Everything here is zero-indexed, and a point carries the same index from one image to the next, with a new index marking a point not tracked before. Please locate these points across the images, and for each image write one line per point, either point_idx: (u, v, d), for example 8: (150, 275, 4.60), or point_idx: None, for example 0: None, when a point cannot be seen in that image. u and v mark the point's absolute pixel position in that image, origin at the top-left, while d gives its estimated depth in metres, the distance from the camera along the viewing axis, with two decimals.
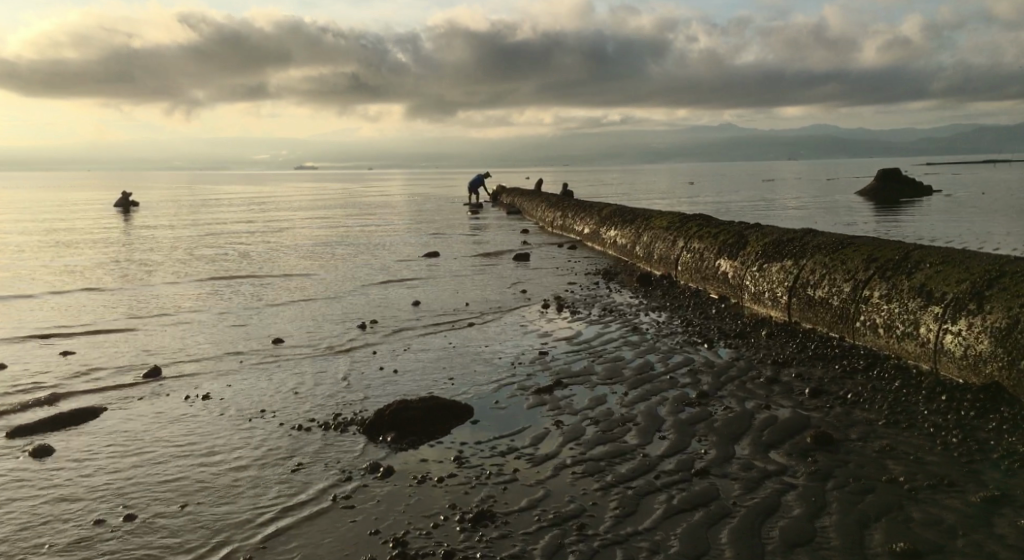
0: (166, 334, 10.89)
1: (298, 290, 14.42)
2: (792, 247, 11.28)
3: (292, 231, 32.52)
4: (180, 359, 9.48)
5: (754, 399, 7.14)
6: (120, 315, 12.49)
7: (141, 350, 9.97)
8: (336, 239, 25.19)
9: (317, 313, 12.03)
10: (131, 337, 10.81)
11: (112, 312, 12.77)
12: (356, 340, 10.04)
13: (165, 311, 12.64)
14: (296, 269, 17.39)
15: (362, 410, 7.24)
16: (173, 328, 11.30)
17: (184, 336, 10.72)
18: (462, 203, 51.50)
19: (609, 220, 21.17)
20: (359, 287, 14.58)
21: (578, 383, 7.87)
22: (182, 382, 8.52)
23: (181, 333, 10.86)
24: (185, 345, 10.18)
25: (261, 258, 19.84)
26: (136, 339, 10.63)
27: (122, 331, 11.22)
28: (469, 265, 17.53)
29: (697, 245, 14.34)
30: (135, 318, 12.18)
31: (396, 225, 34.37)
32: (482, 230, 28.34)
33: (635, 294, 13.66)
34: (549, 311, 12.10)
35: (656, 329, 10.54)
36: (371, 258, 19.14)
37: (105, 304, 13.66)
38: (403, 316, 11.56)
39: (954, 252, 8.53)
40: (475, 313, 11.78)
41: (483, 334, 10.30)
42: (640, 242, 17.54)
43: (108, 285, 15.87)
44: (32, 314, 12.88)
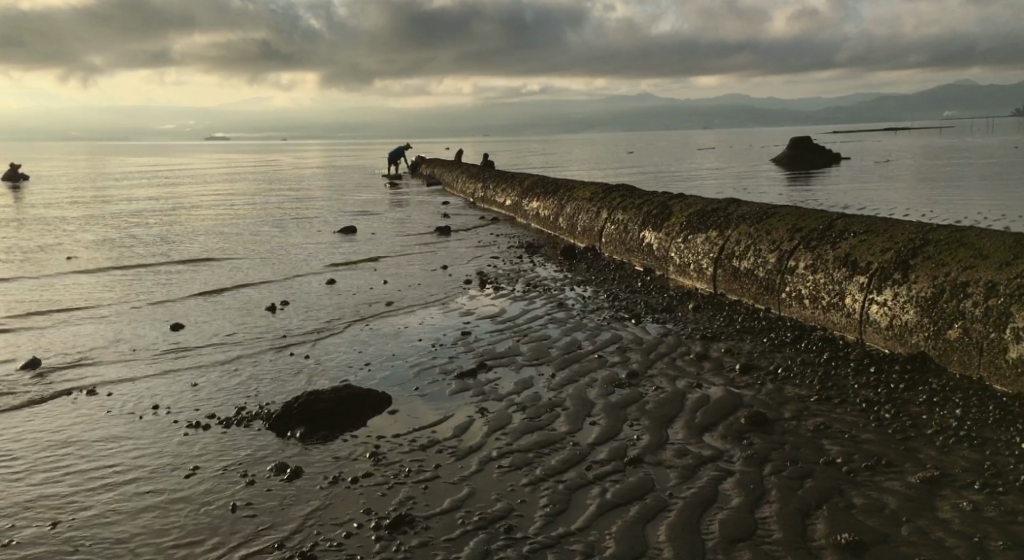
0: (53, 327, 9.99)
1: (203, 274, 13.56)
2: (716, 217, 11.14)
3: (200, 208, 31.00)
4: (67, 355, 8.66)
5: (685, 377, 6.91)
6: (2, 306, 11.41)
7: (23, 346, 9.09)
8: (248, 217, 24.04)
9: (223, 298, 11.28)
10: (12, 331, 9.87)
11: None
12: (265, 327, 9.38)
13: (53, 302, 11.66)
14: (202, 250, 16.38)
15: (270, 403, 6.66)
16: (62, 320, 10.40)
17: (72, 329, 9.85)
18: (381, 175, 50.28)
19: (531, 192, 20.80)
20: (270, 269, 13.82)
21: (503, 365, 7.48)
22: (68, 380, 7.75)
23: (69, 326, 9.98)
24: (74, 338, 9.33)
25: (165, 239, 18.65)
26: (17, 334, 9.71)
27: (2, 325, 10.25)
28: (388, 241, 16.91)
29: (621, 217, 14.12)
30: (18, 310, 11.17)
31: (311, 200, 33.17)
32: (402, 204, 27.57)
33: (560, 268, 13.36)
34: (472, 287, 11.68)
35: (582, 304, 10.25)
36: (285, 237, 18.28)
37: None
38: (317, 298, 10.94)
39: (877, 221, 8.49)
40: (394, 293, 11.24)
41: (402, 315, 9.80)
42: (562, 214, 17.24)
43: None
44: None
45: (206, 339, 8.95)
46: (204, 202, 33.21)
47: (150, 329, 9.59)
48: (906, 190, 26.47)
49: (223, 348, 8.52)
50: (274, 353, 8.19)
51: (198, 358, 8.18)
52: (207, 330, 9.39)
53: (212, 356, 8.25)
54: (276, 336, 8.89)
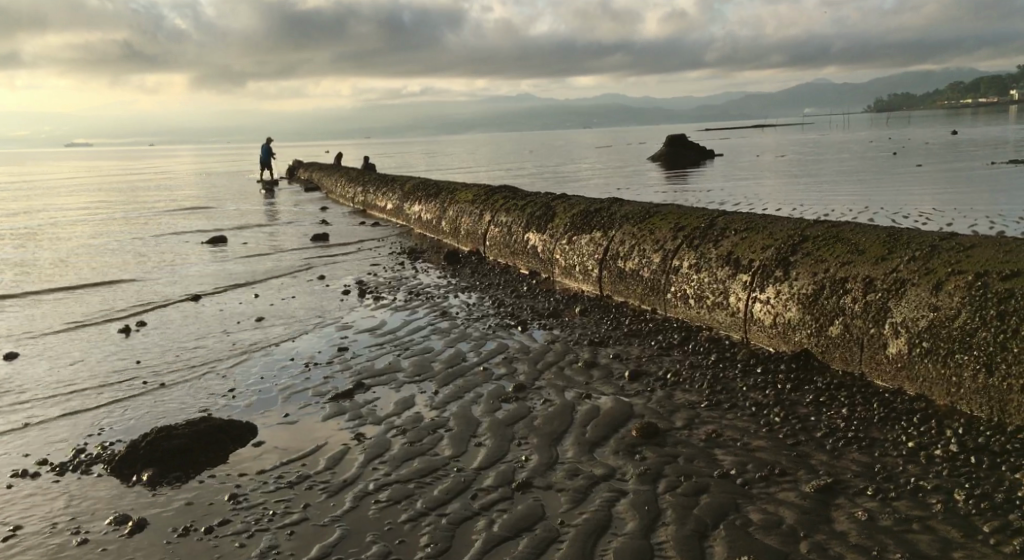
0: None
1: (45, 293, 12.22)
2: (600, 218, 11.00)
3: (51, 221, 28.53)
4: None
5: (573, 388, 6.61)
6: None
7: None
8: (106, 230, 22.24)
9: (67, 321, 10.14)
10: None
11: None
12: (115, 353, 8.43)
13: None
14: (49, 269, 14.88)
15: (115, 442, 5.75)
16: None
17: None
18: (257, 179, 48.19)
19: (412, 195, 20.24)
20: (125, 286, 12.64)
21: (382, 383, 6.93)
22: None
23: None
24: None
25: (8, 258, 16.89)
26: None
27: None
28: (260, 252, 15.96)
29: (504, 219, 13.83)
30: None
31: (178, 209, 31.20)
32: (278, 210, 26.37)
33: (444, 273, 12.92)
34: (350, 298, 11.04)
35: (467, 312, 9.82)
36: (145, 250, 16.92)
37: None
38: (178, 318, 10.02)
39: (757, 219, 8.52)
40: (265, 309, 10.45)
41: (273, 333, 9.06)
42: (445, 217, 16.79)
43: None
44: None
45: (43, 371, 7.93)
46: (56, 215, 30.62)
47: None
48: (775, 185, 27.67)
49: (63, 380, 7.56)
50: (123, 383, 7.31)
51: (30, 393, 7.19)
52: (45, 360, 8.35)
53: (48, 389, 7.27)
54: (126, 364, 7.98)
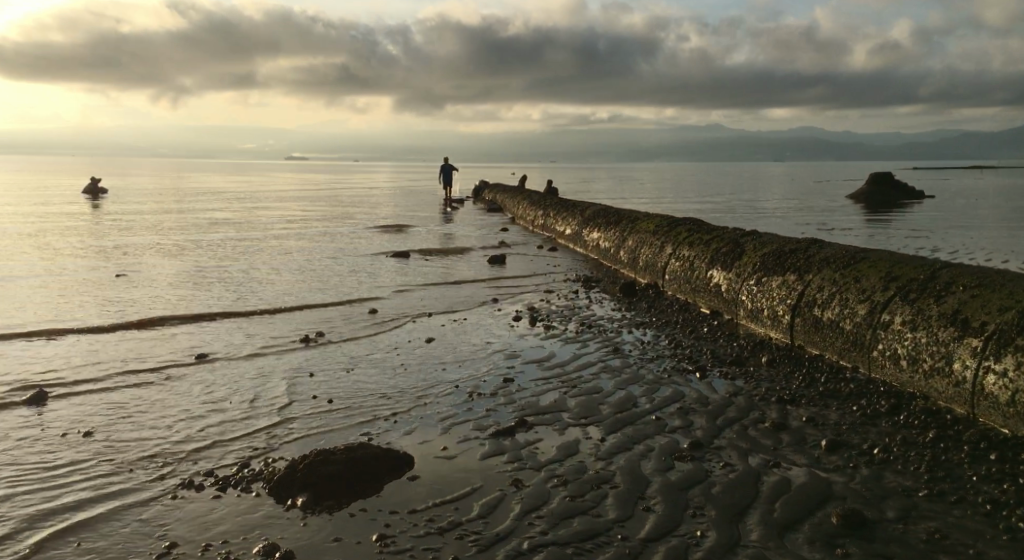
0: (70, 348, 9.45)
1: (240, 298, 13.00)
2: (795, 258, 10.00)
3: (258, 227, 31.00)
4: (72, 380, 8.03)
5: (759, 453, 5.82)
6: (35, 324, 10.98)
7: (31, 368, 8.53)
8: (303, 242, 23.75)
9: (254, 327, 10.63)
10: (27, 351, 9.35)
11: (21, 320, 11.30)
12: (292, 364, 8.66)
13: (80, 320, 11.19)
14: (249, 273, 15.94)
15: (277, 459, 5.74)
16: (82, 340, 9.87)
17: (88, 352, 9.28)
18: (442, 196, 50.10)
19: (592, 221, 19.86)
20: (310, 296, 13.18)
21: (545, 423, 6.49)
22: (62, 410, 7.09)
23: (86, 348, 9.42)
24: (84, 363, 8.72)
25: (215, 260, 18.36)
26: (32, 353, 9.19)
27: (19, 342, 9.76)
28: (437, 271, 16.20)
29: (686, 253, 13.05)
30: (42, 326, 10.71)
31: (369, 224, 32.88)
32: (460, 230, 27.02)
33: (618, 306, 12.36)
34: (520, 325, 10.77)
35: (640, 351, 9.19)
36: (333, 263, 17.74)
37: (16, 309, 12.19)
38: (354, 334, 10.22)
39: (992, 274, 7.27)
40: (436, 330, 10.42)
41: (441, 357, 8.93)
42: (624, 246, 16.24)
43: (29, 287, 14.35)
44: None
45: (226, 373, 8.24)
46: (264, 223, 33.26)
47: (168, 358, 8.95)
48: (999, 235, 24.54)
49: (240, 386, 7.79)
50: (294, 396, 7.41)
51: (209, 396, 7.44)
52: (228, 363, 8.70)
53: (225, 393, 7.51)
54: (300, 376, 8.12)
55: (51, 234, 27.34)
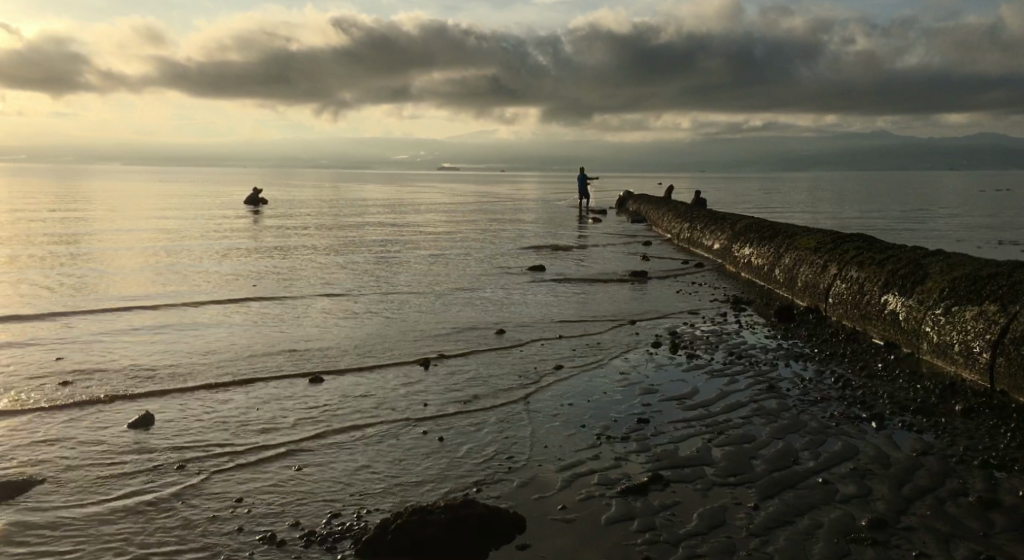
0: (196, 369, 9.46)
1: (372, 314, 12.84)
2: (996, 284, 8.35)
3: (402, 238, 31.51)
4: (188, 411, 7.93)
5: (965, 542, 4.54)
6: (177, 337, 11.23)
7: (154, 394, 8.54)
8: (442, 254, 23.70)
9: (376, 349, 10.27)
10: (157, 371, 9.46)
11: (161, 332, 11.59)
12: (409, 394, 8.20)
13: (213, 336, 11.32)
14: (384, 286, 15.86)
15: (372, 511, 5.39)
16: (209, 360, 9.90)
17: (211, 374, 9.25)
18: (585, 207, 49.36)
19: (743, 236, 18.34)
20: (438, 313, 12.74)
21: (686, 479, 5.50)
22: (172, 447, 6.94)
23: (211, 370, 9.39)
24: (205, 390, 8.65)
25: (354, 271, 18.50)
26: (160, 375, 9.27)
27: (153, 361, 9.92)
28: (572, 288, 15.37)
29: (856, 274, 11.47)
30: (177, 342, 10.89)
31: (510, 235, 32.62)
32: (601, 245, 26.08)
33: (773, 332, 11.03)
34: (660, 353, 9.76)
35: (801, 389, 7.93)
36: (467, 275, 17.34)
37: (161, 319, 12.58)
38: (478, 358, 9.65)
39: None
40: (566, 357, 9.65)
41: (568, 391, 8.15)
42: (780, 265, 14.72)
43: (178, 295, 14.91)
44: (80, 328, 11.91)
45: (339, 406, 7.88)
46: (407, 234, 33.81)
47: (285, 386, 8.72)
48: None
49: (351, 423, 7.34)
50: (404, 438, 6.84)
51: (316, 436, 7.04)
52: (342, 394, 8.32)
53: (333, 434, 7.09)
54: (415, 412, 7.57)
55: (214, 241, 29.02)
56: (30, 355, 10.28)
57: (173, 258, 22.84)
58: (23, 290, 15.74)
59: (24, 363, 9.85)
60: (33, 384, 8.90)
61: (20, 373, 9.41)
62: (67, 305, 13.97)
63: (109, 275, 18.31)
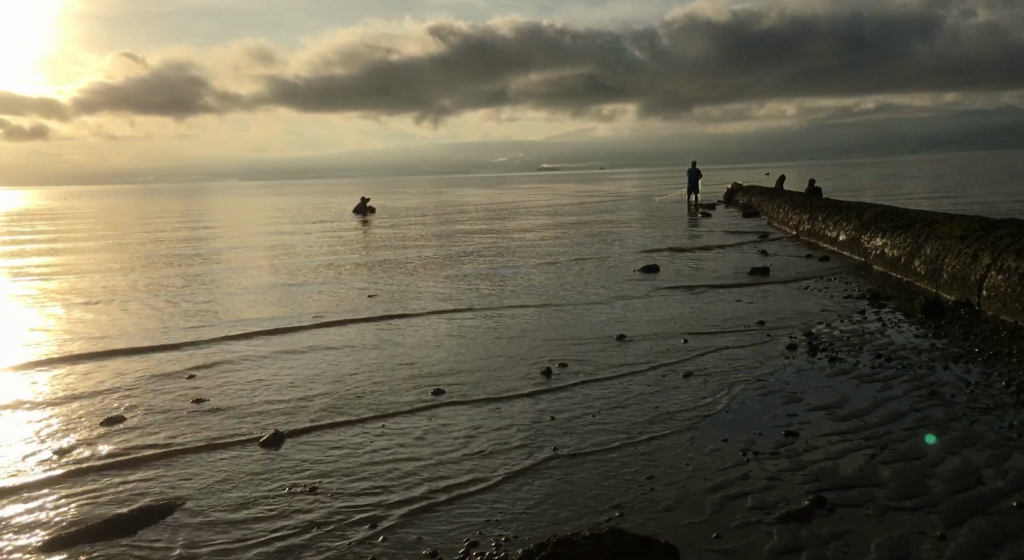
0: (322, 390, 9.63)
1: (488, 325, 12.78)
2: None
3: (509, 242, 31.50)
4: (320, 434, 8.05)
5: None
6: (303, 358, 11.55)
7: (286, 415, 8.73)
8: (550, 259, 23.47)
9: (495, 362, 10.17)
10: (286, 391, 9.69)
11: (286, 353, 11.91)
12: (536, 410, 8.07)
13: (335, 356, 11.53)
14: (497, 296, 15.81)
15: (511, 538, 5.42)
16: (334, 380, 10.06)
17: (338, 394, 9.40)
18: (693, 202, 47.92)
19: (873, 225, 17.14)
20: (554, 323, 12.54)
21: (852, 505, 5.10)
22: (309, 468, 7.13)
23: (337, 390, 9.54)
24: (333, 409, 8.79)
25: (465, 280, 18.56)
26: (289, 396, 9.48)
27: (282, 382, 10.19)
28: (690, 290, 14.77)
29: (1014, 263, 10.37)
30: (302, 364, 11.15)
31: (618, 234, 32.01)
32: (715, 241, 25.13)
33: (922, 329, 10.16)
34: (798, 356, 9.18)
35: (967, 394, 7.17)
36: (578, 280, 17.02)
37: (285, 340, 12.94)
38: (601, 367, 9.41)
39: None
40: (694, 362, 9.25)
41: (704, 400, 7.77)
42: (920, 255, 13.62)
43: (299, 313, 15.33)
44: (213, 351, 12.40)
45: (468, 426, 7.80)
46: (512, 238, 33.80)
47: (411, 403, 8.76)
48: None
49: (481, 444, 7.25)
50: (538, 460, 6.68)
51: (448, 459, 7.00)
52: (469, 411, 8.27)
53: (465, 456, 7.02)
54: (545, 430, 7.39)
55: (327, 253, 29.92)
56: (170, 378, 10.80)
57: (290, 272, 23.62)
58: (158, 313, 16.59)
59: (164, 388, 10.32)
60: (176, 408, 9.35)
61: (163, 398, 9.85)
62: (199, 326, 14.60)
63: (233, 293, 19.09)
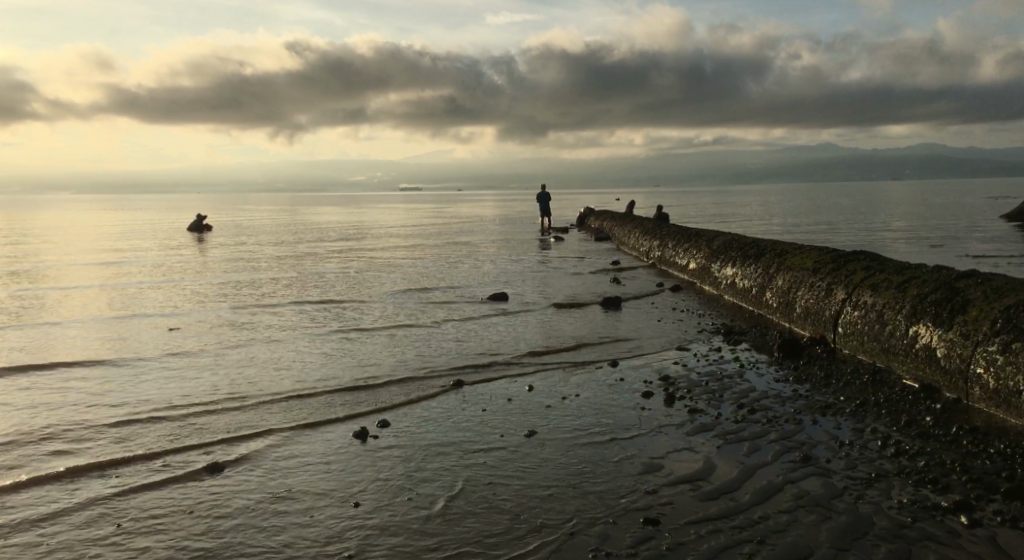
0: (90, 480, 7.75)
1: (315, 377, 11.11)
2: None
3: (354, 264, 29.48)
4: (73, 552, 6.27)
5: None
6: (80, 428, 9.43)
7: (33, 522, 6.84)
8: (395, 282, 21.80)
9: (312, 433, 8.67)
10: (40, 483, 7.74)
11: (59, 420, 9.79)
12: (352, 501, 6.67)
13: (119, 421, 9.60)
14: (331, 336, 14.07)
15: None
16: (112, 464, 8.19)
17: (107, 484, 7.60)
18: (546, 225, 47.70)
19: (723, 254, 16.73)
20: (390, 372, 11.06)
21: None
22: None
23: (105, 479, 7.71)
24: (89, 512, 6.99)
25: (297, 315, 16.60)
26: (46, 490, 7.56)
27: (41, 468, 8.14)
28: (540, 326, 13.77)
29: (870, 299, 9.81)
30: (79, 435, 9.11)
31: (471, 257, 30.80)
32: (568, 268, 24.39)
33: (780, 370, 9.45)
34: (655, 409, 8.16)
35: (843, 459, 6.30)
36: (421, 315, 15.70)
37: (59, 396, 10.78)
38: (434, 436, 8.09)
39: None
40: (539, 421, 8.13)
41: (549, 474, 6.64)
42: (771, 287, 13.13)
43: (90, 359, 13.08)
44: None
45: (263, 536, 6.25)
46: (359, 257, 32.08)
47: (201, 499, 7.11)
48: None
49: None
50: None
51: None
52: (270, 510, 6.73)
53: None
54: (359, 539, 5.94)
55: (149, 275, 27.01)
56: None
57: (98, 299, 20.74)
58: None
59: None
60: None
61: None
62: None
63: (17, 329, 16.34)
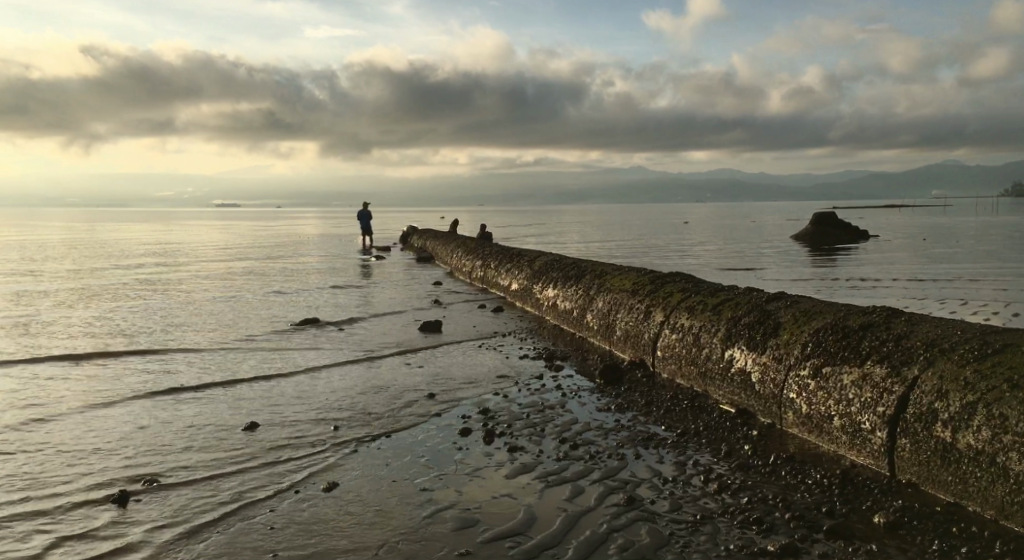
0: None
1: (89, 433, 9.61)
2: (878, 340, 7.09)
3: (152, 291, 26.79)
4: None
5: None
6: None
7: None
8: (197, 316, 19.91)
9: (71, 502, 7.37)
10: None
11: None
12: None
13: None
14: (115, 382, 12.38)
15: None
16: None
17: None
18: (367, 242, 46.33)
19: (543, 276, 16.58)
20: (180, 424, 9.79)
21: None
22: None
23: None
24: None
25: (75, 356, 14.55)
26: None
27: None
28: (355, 362, 12.83)
29: (687, 322, 9.76)
30: None
31: (286, 281, 29.01)
32: (390, 291, 23.50)
33: (602, 397, 9.20)
34: (473, 446, 7.60)
35: (668, 499, 6.15)
36: (225, 356, 14.26)
37: None
38: (225, 500, 7.13)
39: None
40: (347, 473, 7.38)
41: (352, 539, 5.96)
42: (591, 308, 13.03)
43: None
44: None
45: None
46: (160, 283, 29.27)
47: None
48: (992, 288, 22.31)
49: None
50: None
51: None
52: None
53: None
54: None
55: None
56: None
57: None
58: None
59: None
60: None
61: None
62: None
63: None
